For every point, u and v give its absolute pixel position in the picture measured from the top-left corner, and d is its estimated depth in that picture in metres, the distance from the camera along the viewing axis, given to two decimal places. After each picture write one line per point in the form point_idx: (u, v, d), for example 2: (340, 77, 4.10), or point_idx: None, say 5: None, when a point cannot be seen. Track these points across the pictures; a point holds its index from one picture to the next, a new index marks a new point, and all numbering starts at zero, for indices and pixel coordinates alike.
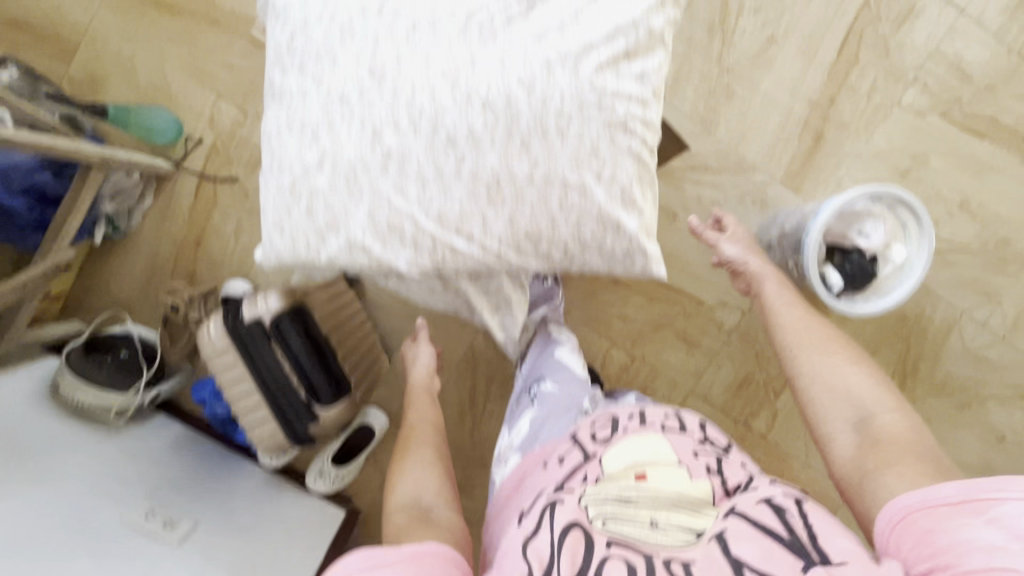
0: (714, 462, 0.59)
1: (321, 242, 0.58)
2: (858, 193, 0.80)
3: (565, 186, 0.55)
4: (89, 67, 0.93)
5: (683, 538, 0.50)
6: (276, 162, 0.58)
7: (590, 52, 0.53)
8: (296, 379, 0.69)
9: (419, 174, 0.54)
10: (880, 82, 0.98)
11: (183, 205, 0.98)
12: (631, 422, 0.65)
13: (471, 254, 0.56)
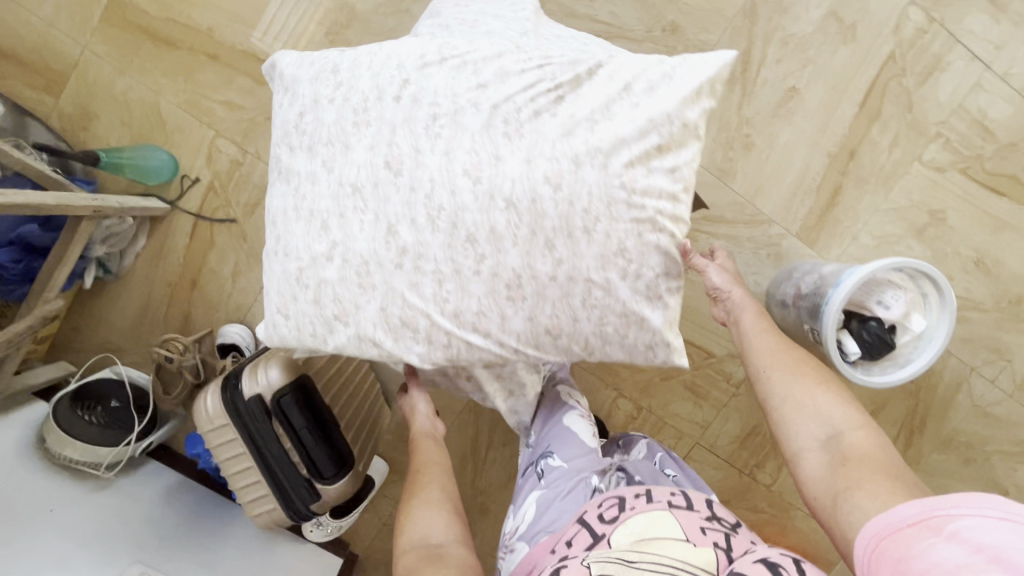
0: (723, 536, 0.50)
1: (328, 333, 0.55)
2: (882, 264, 0.77)
3: (590, 285, 0.51)
4: (81, 100, 0.89)
5: None
6: (283, 246, 0.56)
7: (623, 150, 0.50)
8: (296, 456, 0.66)
9: (436, 271, 0.51)
10: (902, 136, 0.95)
11: (178, 245, 0.94)
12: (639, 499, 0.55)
13: (487, 350, 0.53)
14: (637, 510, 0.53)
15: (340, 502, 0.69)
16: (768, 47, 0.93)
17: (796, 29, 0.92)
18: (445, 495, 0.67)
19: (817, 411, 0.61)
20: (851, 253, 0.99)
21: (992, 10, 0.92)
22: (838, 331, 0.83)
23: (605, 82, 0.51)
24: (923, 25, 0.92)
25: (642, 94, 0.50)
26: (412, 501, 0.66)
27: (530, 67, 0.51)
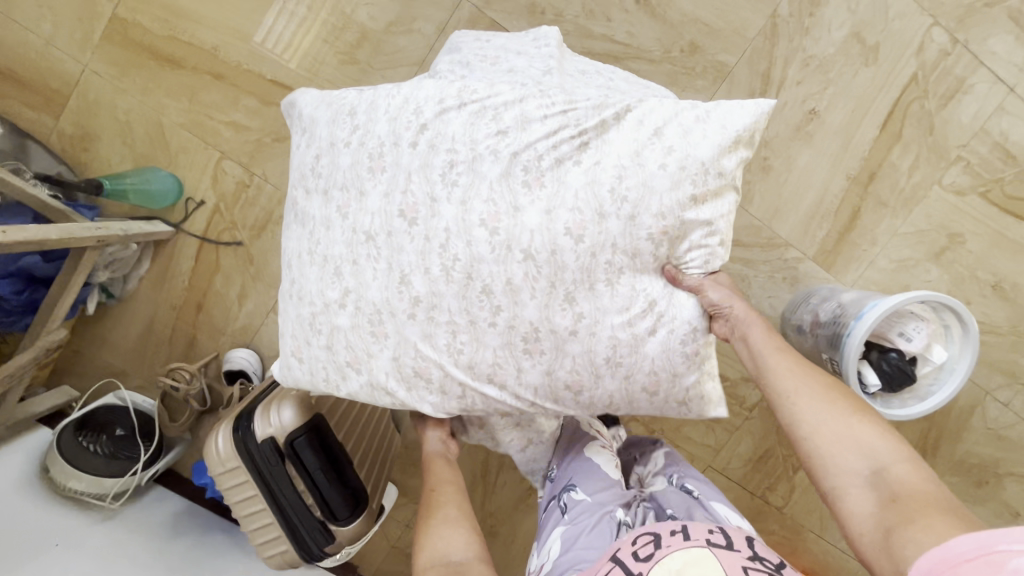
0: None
1: (340, 380, 0.53)
2: (912, 295, 0.75)
3: (612, 341, 0.49)
4: (82, 121, 0.86)
5: None
6: (296, 290, 0.54)
7: (649, 202, 0.48)
8: (310, 498, 0.64)
9: (451, 322, 0.50)
10: (922, 159, 0.94)
11: (183, 268, 0.91)
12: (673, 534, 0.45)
13: (503, 402, 0.52)
14: (671, 549, 0.43)
15: (354, 543, 0.68)
16: (788, 68, 0.90)
17: (816, 50, 0.90)
18: (465, 513, 0.57)
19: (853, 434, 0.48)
20: (868, 277, 0.98)
21: (1018, 31, 0.90)
22: (859, 363, 0.81)
23: (633, 128, 0.49)
24: (947, 46, 0.90)
25: (675, 138, 0.48)
26: (428, 520, 0.56)
27: (553, 113, 0.49)
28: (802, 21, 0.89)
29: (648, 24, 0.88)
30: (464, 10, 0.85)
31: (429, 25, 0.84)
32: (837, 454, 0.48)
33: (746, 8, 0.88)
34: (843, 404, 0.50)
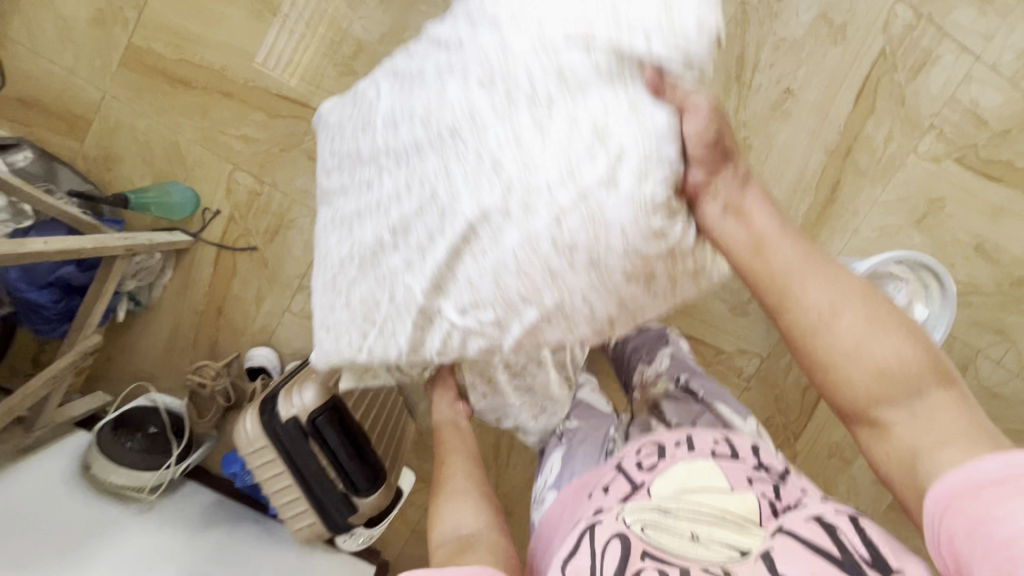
0: (773, 488, 0.47)
1: (362, 338, 0.55)
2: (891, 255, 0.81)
3: (554, 213, 0.43)
4: (105, 143, 0.93)
5: (727, 555, 0.41)
6: (323, 262, 0.60)
7: (557, 37, 0.43)
8: (334, 473, 0.70)
9: (418, 243, 0.49)
10: (896, 130, 0.98)
11: (203, 275, 0.98)
12: (680, 448, 0.51)
13: (467, 327, 0.50)
14: (677, 459, 0.50)
15: (376, 514, 0.73)
16: (761, 52, 0.95)
17: (787, 33, 0.95)
18: (473, 486, 0.58)
19: (860, 362, 0.42)
20: (852, 247, 1.02)
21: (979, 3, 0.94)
22: None
23: None
24: (912, 20, 0.95)
25: None
26: (440, 499, 0.57)
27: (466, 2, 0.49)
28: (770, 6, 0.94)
29: None
30: None
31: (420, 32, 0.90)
32: (844, 392, 0.42)
33: None
34: (851, 320, 0.42)
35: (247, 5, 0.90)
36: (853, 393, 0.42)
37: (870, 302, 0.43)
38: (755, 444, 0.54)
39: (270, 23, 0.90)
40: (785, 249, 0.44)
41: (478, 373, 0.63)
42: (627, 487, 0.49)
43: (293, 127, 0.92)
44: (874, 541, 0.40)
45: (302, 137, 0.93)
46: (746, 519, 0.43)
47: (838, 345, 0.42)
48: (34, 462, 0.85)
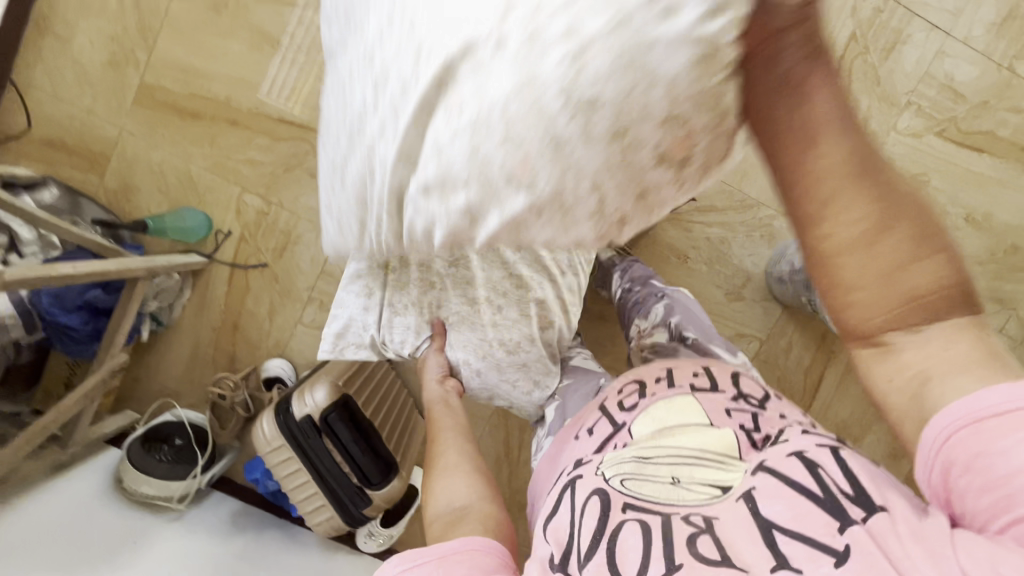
0: (750, 419, 0.52)
1: (361, 228, 0.44)
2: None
3: (571, 47, 0.26)
4: (123, 176, 1.00)
5: (707, 493, 0.45)
6: (326, 124, 0.44)
7: None
8: (347, 466, 0.74)
9: (393, 87, 0.33)
10: (874, 109, 1.01)
11: (219, 293, 1.03)
12: (659, 386, 0.57)
13: (446, 212, 0.35)
14: (657, 399, 0.55)
15: (390, 504, 0.77)
16: None
17: None
18: (463, 459, 0.60)
19: (894, 290, 0.36)
20: None
21: None
22: None
23: None
24: (879, 3, 0.98)
25: None
26: (431, 475, 0.59)
27: None
28: None
29: None
30: None
31: None
32: (861, 314, 0.37)
33: None
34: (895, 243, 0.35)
35: (247, 39, 0.96)
36: (871, 316, 0.37)
37: (923, 218, 0.35)
38: (735, 377, 0.59)
39: (269, 53, 0.96)
40: (835, 143, 0.33)
41: (473, 353, 0.67)
42: (610, 426, 0.55)
43: (295, 148, 0.98)
44: (855, 474, 0.41)
45: (304, 158, 0.99)
46: (726, 454, 0.47)
47: (873, 264, 0.35)
48: (69, 478, 0.90)
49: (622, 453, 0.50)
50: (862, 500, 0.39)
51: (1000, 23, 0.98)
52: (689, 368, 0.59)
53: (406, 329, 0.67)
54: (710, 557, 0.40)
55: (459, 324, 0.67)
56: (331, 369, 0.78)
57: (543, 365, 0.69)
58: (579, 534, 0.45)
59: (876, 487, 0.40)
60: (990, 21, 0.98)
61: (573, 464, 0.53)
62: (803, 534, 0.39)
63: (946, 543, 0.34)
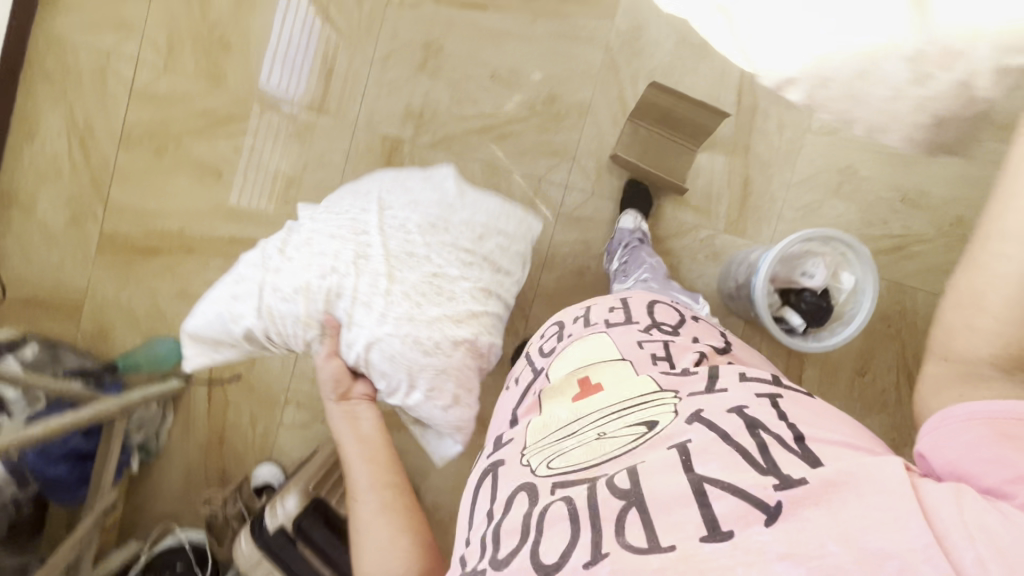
0: (658, 346, 0.60)
1: None
2: (812, 232, 0.84)
3: None
4: (97, 319, 1.07)
5: (629, 437, 0.49)
6: None
7: None
8: (328, 570, 0.74)
9: None
10: (784, 116, 1.05)
11: (201, 411, 1.07)
12: (578, 327, 0.67)
13: None
14: (574, 339, 0.65)
15: None
16: (637, 83, 1.04)
17: (655, 63, 1.03)
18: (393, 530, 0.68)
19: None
20: (782, 230, 1.06)
21: None
22: (778, 307, 0.89)
23: None
24: None
25: None
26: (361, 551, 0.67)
27: None
28: (633, 43, 1.03)
29: (507, 93, 1.03)
30: (361, 136, 1.04)
31: (339, 156, 1.04)
32: (973, 343, 0.43)
33: (581, 52, 1.03)
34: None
35: (191, 174, 1.04)
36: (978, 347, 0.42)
37: None
38: (652, 309, 0.68)
39: (211, 183, 1.04)
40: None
41: (388, 360, 0.72)
42: (539, 374, 0.64)
43: None
44: (788, 430, 0.44)
45: None
46: (648, 397, 0.52)
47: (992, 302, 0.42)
48: None
49: (548, 424, 0.55)
50: (806, 455, 0.42)
51: None
52: (606, 308, 0.69)
53: (293, 320, 0.72)
54: (638, 546, 0.41)
55: (351, 323, 0.72)
56: (300, 474, 0.81)
57: (464, 384, 0.75)
58: (506, 523, 0.48)
59: (811, 442, 0.43)
60: None
61: (498, 447, 0.59)
62: (731, 483, 0.41)
63: (891, 491, 0.36)
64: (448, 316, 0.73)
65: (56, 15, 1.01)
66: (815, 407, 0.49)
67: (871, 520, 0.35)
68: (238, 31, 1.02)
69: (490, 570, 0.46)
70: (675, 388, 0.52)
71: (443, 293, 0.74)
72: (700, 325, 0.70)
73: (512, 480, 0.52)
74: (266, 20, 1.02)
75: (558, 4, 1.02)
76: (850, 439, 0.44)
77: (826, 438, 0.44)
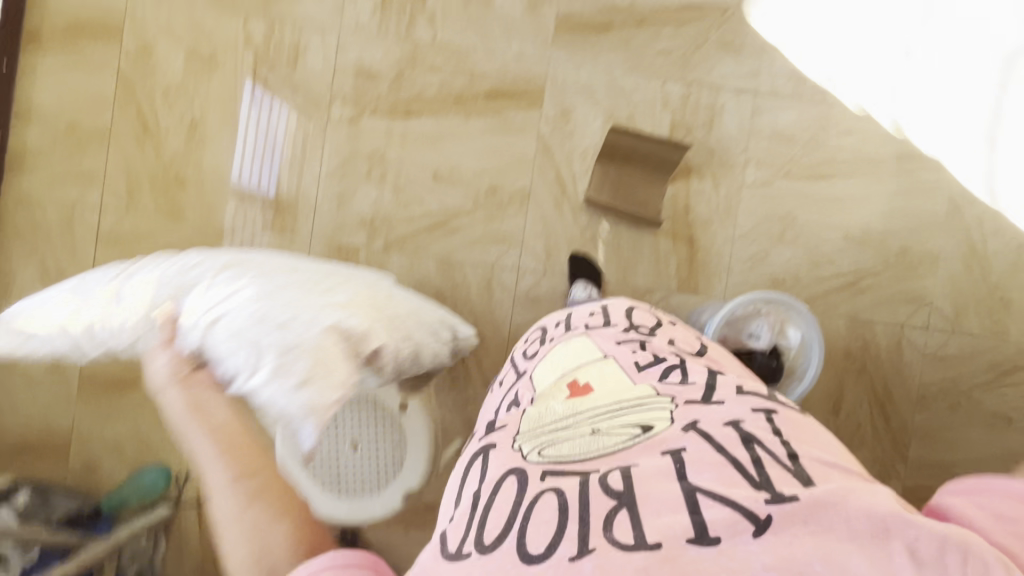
0: (637, 348, 0.69)
1: None
2: (753, 295, 0.87)
3: None
4: (84, 456, 1.10)
5: (625, 437, 0.53)
6: None
7: None
8: None
9: None
10: (718, 174, 1.09)
11: (193, 533, 1.09)
12: (562, 333, 0.78)
13: None
14: (559, 343, 0.74)
15: None
16: (573, 163, 1.09)
17: (587, 142, 1.08)
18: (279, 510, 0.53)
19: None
20: (734, 282, 1.09)
21: (732, 54, 1.08)
22: None
23: None
24: (684, 89, 1.08)
25: None
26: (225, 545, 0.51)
27: None
28: (563, 126, 1.08)
29: (451, 189, 1.08)
30: (318, 247, 1.09)
31: None
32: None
33: (516, 141, 1.08)
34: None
35: None
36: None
37: None
38: (630, 314, 0.79)
39: None
40: None
41: (240, 338, 0.66)
42: (525, 373, 0.73)
43: None
44: (775, 451, 0.49)
45: None
46: (647, 402, 0.58)
47: None
48: None
49: (543, 417, 0.59)
50: (799, 473, 0.46)
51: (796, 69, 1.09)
52: (588, 316, 0.80)
53: (133, 306, 0.71)
54: (625, 543, 0.42)
55: (192, 308, 0.69)
56: None
57: (323, 365, 0.67)
58: (493, 506, 0.49)
59: (803, 461, 0.48)
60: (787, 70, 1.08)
61: (488, 430, 0.63)
62: (725, 492, 0.44)
63: (881, 519, 0.39)
64: (314, 308, 0.72)
65: (22, 176, 1.08)
66: (806, 429, 0.54)
67: (861, 545, 0.38)
68: (192, 166, 1.08)
69: (474, 553, 0.45)
70: (671, 394, 0.59)
71: (310, 291, 0.76)
72: (676, 330, 0.80)
73: (501, 462, 0.54)
74: (218, 153, 1.08)
75: (488, 101, 1.08)
76: (840, 466, 0.49)
77: (816, 458, 0.49)
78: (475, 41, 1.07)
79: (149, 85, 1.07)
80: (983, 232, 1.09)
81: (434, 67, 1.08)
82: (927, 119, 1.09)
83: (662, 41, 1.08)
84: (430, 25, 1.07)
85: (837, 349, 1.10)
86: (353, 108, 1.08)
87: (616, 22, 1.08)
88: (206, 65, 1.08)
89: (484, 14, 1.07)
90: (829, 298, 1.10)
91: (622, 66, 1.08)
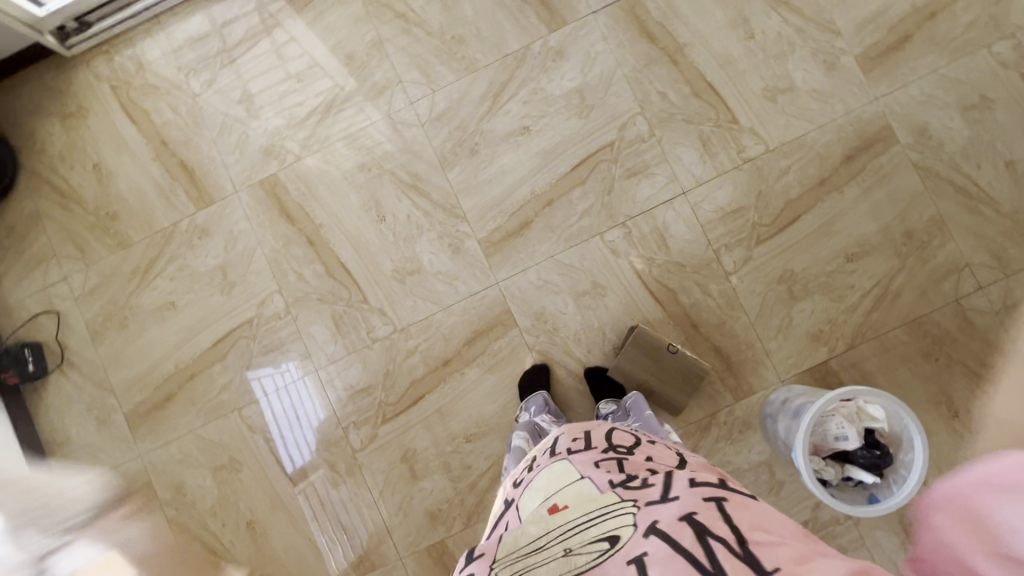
0: (617, 462, 0.63)
1: None
2: (825, 400, 0.86)
3: None
4: None
5: (592, 555, 0.50)
6: None
7: None
8: None
9: None
10: (701, 279, 1.09)
11: None
12: (546, 458, 0.71)
13: None
14: (541, 470, 0.68)
15: None
16: (573, 351, 1.10)
17: (573, 326, 1.10)
18: None
19: None
20: (780, 361, 1.07)
21: (643, 175, 1.10)
22: (841, 468, 0.89)
23: None
24: (622, 231, 1.10)
25: None
26: None
27: None
28: (545, 328, 1.11)
29: (489, 440, 1.10)
30: (412, 561, 1.10)
31: None
32: None
33: (514, 364, 1.11)
34: None
35: None
36: None
37: None
38: (609, 433, 0.72)
39: None
40: None
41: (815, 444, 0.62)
42: (513, 510, 0.65)
43: None
44: (724, 537, 0.47)
45: None
46: (611, 509, 0.54)
47: None
48: None
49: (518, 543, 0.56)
50: (749, 558, 0.44)
51: (704, 151, 1.10)
52: (570, 435, 0.72)
53: None
54: None
55: None
56: None
57: None
58: None
59: (753, 548, 0.46)
60: (697, 157, 1.10)
61: (465, 561, 0.57)
62: None
63: None
64: None
65: None
66: (759, 509, 0.52)
67: None
68: (269, 560, 1.12)
69: None
70: (634, 496, 0.55)
71: None
72: (656, 446, 0.72)
73: None
74: (283, 535, 1.12)
75: (471, 347, 1.12)
76: (787, 538, 0.48)
77: (767, 539, 0.47)
78: (430, 307, 1.13)
79: (196, 514, 1.14)
80: (968, 174, 1.06)
81: (411, 347, 1.13)
82: (844, 116, 1.08)
83: (578, 204, 1.11)
84: (386, 320, 1.13)
85: (916, 358, 1.05)
86: (368, 427, 1.12)
87: (531, 216, 1.12)
88: (231, 468, 1.14)
89: (421, 282, 1.13)
90: (873, 319, 1.06)
91: (560, 248, 1.11)
